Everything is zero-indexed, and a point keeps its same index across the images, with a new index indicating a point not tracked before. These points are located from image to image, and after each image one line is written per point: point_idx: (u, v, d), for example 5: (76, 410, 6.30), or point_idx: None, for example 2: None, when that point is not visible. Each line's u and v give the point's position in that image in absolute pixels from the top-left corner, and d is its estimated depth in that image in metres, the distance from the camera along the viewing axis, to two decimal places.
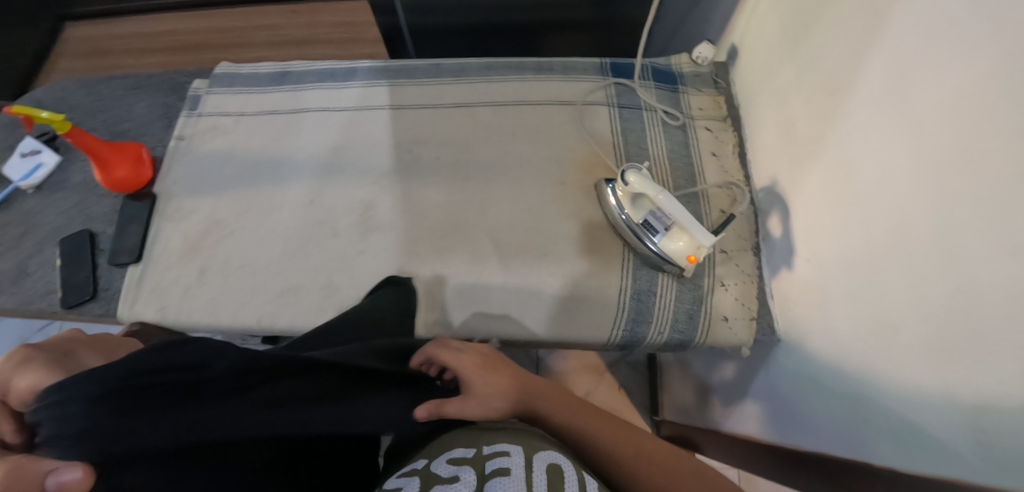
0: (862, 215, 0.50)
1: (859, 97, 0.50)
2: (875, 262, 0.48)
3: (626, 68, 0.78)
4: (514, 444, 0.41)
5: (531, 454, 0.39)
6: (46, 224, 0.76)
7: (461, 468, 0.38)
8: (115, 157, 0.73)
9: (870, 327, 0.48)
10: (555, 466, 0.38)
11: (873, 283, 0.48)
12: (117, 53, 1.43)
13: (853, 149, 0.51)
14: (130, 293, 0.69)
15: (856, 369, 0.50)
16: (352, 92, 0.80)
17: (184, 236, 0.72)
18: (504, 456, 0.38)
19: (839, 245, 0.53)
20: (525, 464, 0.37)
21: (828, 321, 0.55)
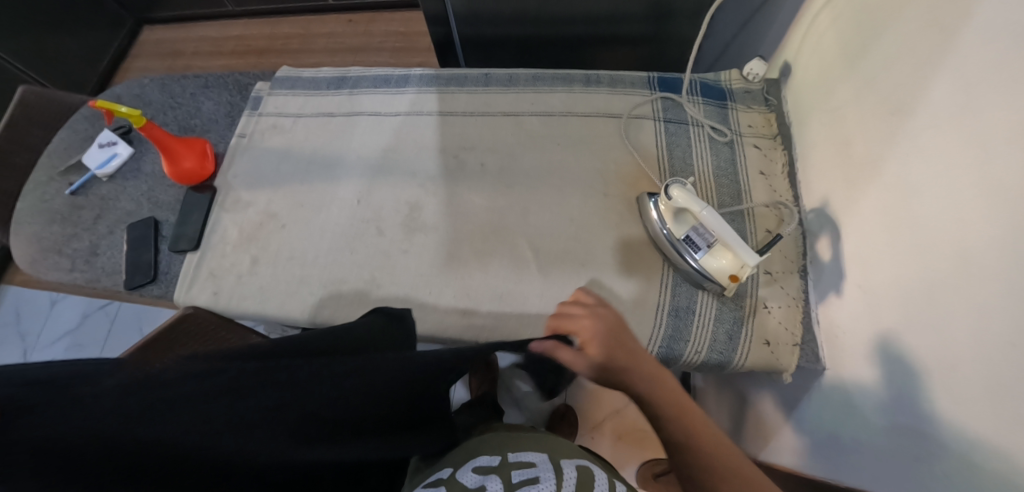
0: (920, 241, 0.48)
1: (920, 118, 0.49)
2: (934, 293, 0.46)
3: (674, 83, 0.78)
4: (541, 455, 0.49)
5: (558, 461, 0.48)
6: (118, 209, 0.82)
7: (490, 477, 0.45)
8: (182, 150, 0.78)
9: (928, 362, 0.46)
10: (582, 471, 0.47)
11: (930, 312, 0.46)
12: (189, 55, 1.54)
13: (911, 175, 0.49)
14: (187, 279, 0.73)
15: (909, 403, 0.48)
16: (404, 98, 0.83)
17: (240, 227, 0.76)
18: (533, 466, 0.46)
19: (896, 274, 0.51)
20: (554, 471, 0.46)
21: (882, 355, 0.52)
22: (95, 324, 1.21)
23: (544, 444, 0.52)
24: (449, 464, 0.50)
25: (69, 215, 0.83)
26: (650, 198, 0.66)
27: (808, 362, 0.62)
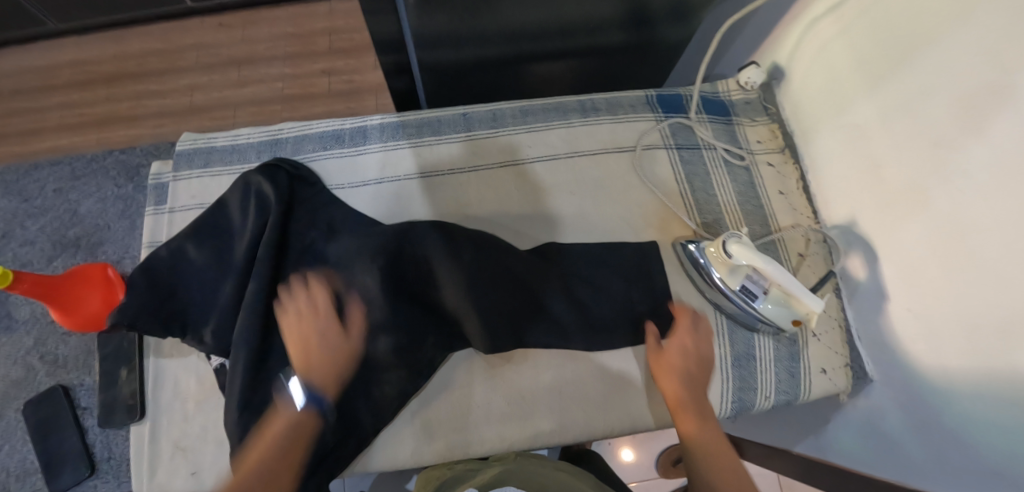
0: (979, 278, 0.47)
1: (976, 152, 0.47)
2: (975, 332, 0.47)
3: (674, 100, 0.72)
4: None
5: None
6: (1, 384, 0.65)
7: None
8: (81, 289, 0.59)
9: (982, 398, 0.47)
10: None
11: (987, 349, 0.46)
12: (3, 95, 1.13)
13: (962, 210, 0.48)
14: (144, 461, 0.56)
15: (963, 424, 0.49)
16: (371, 160, 0.67)
17: (197, 375, 0.59)
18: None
19: (945, 305, 0.51)
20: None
21: (932, 382, 0.53)
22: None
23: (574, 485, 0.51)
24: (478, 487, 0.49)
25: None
26: (693, 245, 0.63)
27: (856, 377, 0.63)
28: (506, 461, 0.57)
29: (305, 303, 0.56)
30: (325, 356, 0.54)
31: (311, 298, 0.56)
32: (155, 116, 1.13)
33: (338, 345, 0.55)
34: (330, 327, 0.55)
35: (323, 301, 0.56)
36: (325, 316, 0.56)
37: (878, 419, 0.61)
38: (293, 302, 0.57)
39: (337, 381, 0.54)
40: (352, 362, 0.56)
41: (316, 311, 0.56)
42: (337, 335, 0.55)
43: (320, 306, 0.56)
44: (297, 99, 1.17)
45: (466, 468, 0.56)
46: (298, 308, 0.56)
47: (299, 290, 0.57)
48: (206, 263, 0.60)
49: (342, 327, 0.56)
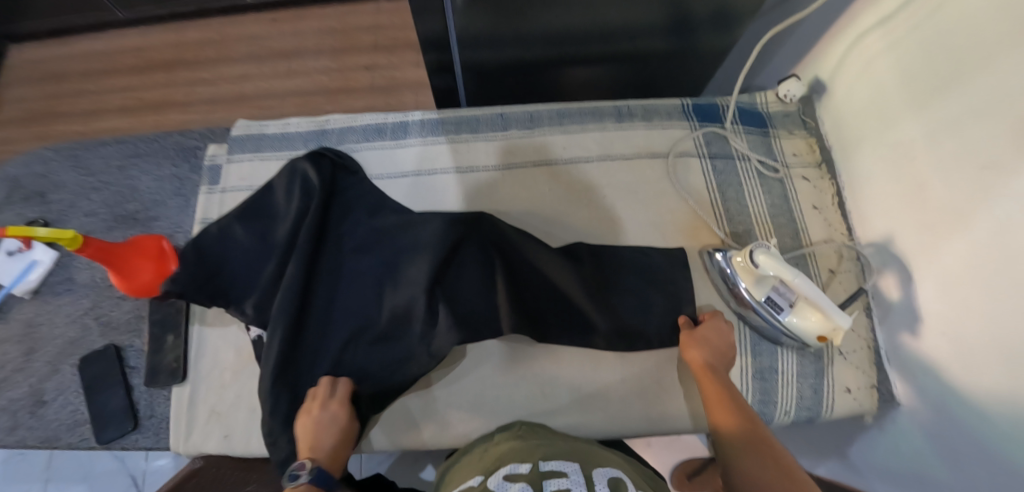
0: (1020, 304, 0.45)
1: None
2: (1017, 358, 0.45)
3: (711, 110, 0.72)
4: (569, 463, 0.46)
5: (589, 470, 0.45)
6: (55, 340, 0.68)
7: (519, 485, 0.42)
8: (137, 261, 0.63)
9: (1017, 429, 0.45)
10: (615, 480, 0.44)
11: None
12: (75, 78, 1.22)
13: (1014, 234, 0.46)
14: (182, 422, 0.60)
15: (995, 453, 0.47)
16: (409, 153, 0.70)
17: (236, 347, 0.63)
18: (563, 475, 0.43)
19: (989, 330, 0.49)
20: (589, 482, 0.43)
21: (966, 407, 0.51)
22: (30, 458, 0.95)
23: (571, 450, 0.50)
24: (484, 471, 0.48)
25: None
26: (720, 253, 0.63)
27: (883, 400, 0.62)
28: (512, 435, 0.56)
29: (318, 405, 0.55)
30: (333, 451, 0.54)
31: (326, 411, 0.55)
32: (206, 103, 1.20)
33: (345, 426, 0.55)
34: (337, 405, 0.56)
35: (324, 391, 0.56)
36: (339, 412, 0.55)
37: (905, 445, 0.59)
38: (303, 410, 0.56)
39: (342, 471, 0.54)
40: (351, 438, 0.56)
41: (326, 411, 0.55)
42: (344, 416, 0.55)
43: (335, 405, 0.55)
44: (339, 93, 1.21)
45: (473, 455, 0.55)
46: (308, 417, 0.55)
47: (310, 394, 0.57)
48: (248, 242, 0.64)
49: (349, 409, 0.56)
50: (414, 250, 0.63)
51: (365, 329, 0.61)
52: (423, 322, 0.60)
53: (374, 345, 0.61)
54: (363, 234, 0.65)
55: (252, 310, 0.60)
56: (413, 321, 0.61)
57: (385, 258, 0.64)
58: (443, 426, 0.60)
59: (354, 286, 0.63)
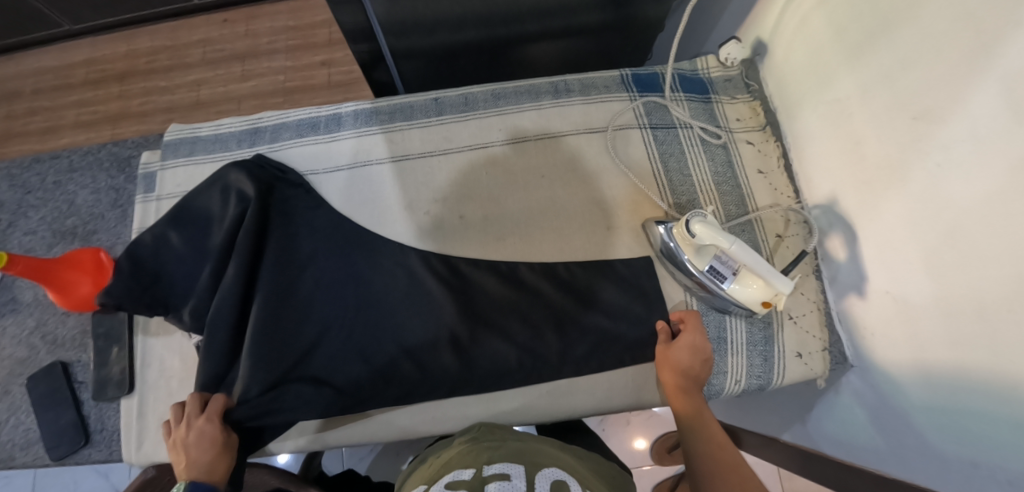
0: (954, 256, 0.43)
1: (949, 124, 0.42)
2: (961, 325, 0.43)
3: (650, 80, 0.71)
4: (515, 465, 0.39)
5: (534, 472, 0.38)
6: (3, 362, 0.69)
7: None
8: (71, 274, 0.63)
9: (961, 387, 0.43)
10: (560, 483, 0.37)
11: (965, 332, 0.42)
12: (27, 95, 1.21)
13: (949, 192, 0.43)
14: (132, 435, 0.60)
15: (938, 411, 0.46)
16: (343, 146, 0.69)
17: (181, 354, 0.62)
18: (505, 479, 0.36)
19: (927, 296, 0.46)
20: (531, 486, 0.35)
21: (910, 377, 0.49)
22: (12, 481, 0.94)
23: (526, 449, 0.43)
24: (428, 480, 0.41)
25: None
26: (662, 226, 0.61)
27: (835, 363, 0.60)
28: (469, 440, 0.49)
29: (183, 427, 0.54)
30: (212, 464, 0.53)
31: (189, 430, 0.54)
32: (162, 111, 1.18)
33: (216, 439, 0.54)
34: (206, 421, 0.54)
35: (191, 411, 0.55)
36: (207, 426, 0.54)
37: (857, 408, 0.58)
38: (174, 433, 0.55)
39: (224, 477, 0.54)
40: (232, 445, 0.56)
41: (193, 429, 0.54)
42: (213, 429, 0.54)
43: (201, 421, 0.54)
44: (297, 92, 1.19)
45: (428, 462, 0.48)
46: (178, 439, 0.54)
47: (177, 416, 0.56)
48: (185, 249, 0.63)
49: (219, 422, 0.55)
50: (368, 273, 0.63)
51: (314, 328, 0.61)
52: (364, 327, 0.61)
53: (319, 369, 0.59)
54: (316, 255, 0.64)
55: (189, 316, 0.61)
56: (366, 339, 0.61)
57: (338, 278, 0.63)
58: (390, 421, 0.61)
59: (294, 294, 0.62)
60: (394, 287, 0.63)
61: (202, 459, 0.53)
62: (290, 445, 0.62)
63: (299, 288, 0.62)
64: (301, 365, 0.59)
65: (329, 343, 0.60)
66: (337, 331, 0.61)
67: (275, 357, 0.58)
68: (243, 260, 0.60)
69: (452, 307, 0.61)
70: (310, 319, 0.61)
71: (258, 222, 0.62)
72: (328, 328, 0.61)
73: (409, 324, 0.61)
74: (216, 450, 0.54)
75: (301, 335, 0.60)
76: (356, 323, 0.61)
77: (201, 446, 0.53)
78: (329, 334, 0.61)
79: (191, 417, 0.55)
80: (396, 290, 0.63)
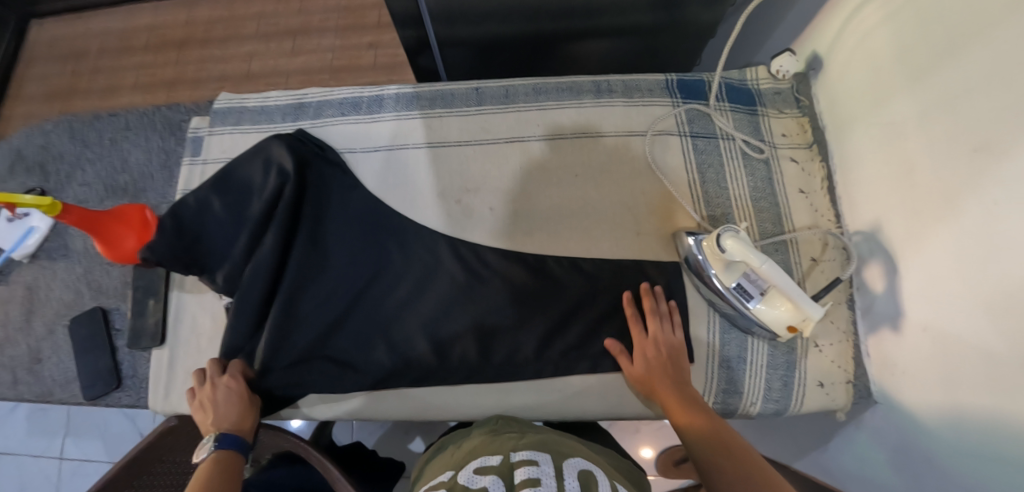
0: (1000, 300, 0.41)
1: (1010, 160, 0.40)
2: (996, 373, 0.41)
3: (696, 86, 0.69)
4: (542, 452, 0.40)
5: (561, 461, 0.38)
6: (51, 303, 0.73)
7: (488, 478, 0.36)
8: (118, 228, 0.65)
9: (993, 437, 0.41)
10: (586, 474, 0.37)
11: (1002, 380, 0.40)
12: (94, 54, 1.27)
13: (1003, 231, 0.41)
14: (160, 383, 0.63)
15: (966, 459, 0.44)
16: (382, 127, 0.70)
17: (211, 314, 0.65)
18: (533, 465, 0.37)
19: (963, 336, 0.45)
20: (558, 473, 0.36)
21: (937, 418, 0.47)
22: (50, 413, 1.00)
23: (550, 439, 0.44)
24: (454, 466, 0.42)
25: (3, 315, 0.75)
26: (692, 237, 0.60)
27: (860, 397, 0.58)
28: (489, 431, 0.50)
29: (209, 386, 0.58)
30: (239, 418, 0.56)
31: (217, 386, 0.57)
32: (214, 80, 1.22)
33: (243, 393, 0.58)
34: (232, 378, 0.58)
35: (214, 372, 0.59)
36: (233, 383, 0.58)
37: (877, 446, 0.56)
38: (198, 394, 0.58)
39: (252, 431, 0.57)
40: (256, 405, 0.59)
41: (220, 386, 0.58)
42: (239, 385, 0.58)
43: (227, 378, 0.58)
44: (343, 70, 1.21)
45: (449, 451, 0.49)
46: (203, 398, 0.58)
47: (196, 380, 0.59)
48: (223, 214, 0.65)
49: (243, 379, 0.59)
50: (394, 256, 0.65)
51: (341, 302, 0.63)
52: (386, 307, 0.63)
53: (339, 344, 0.62)
54: (346, 234, 0.65)
55: (222, 279, 0.63)
56: (389, 319, 0.63)
57: (364, 257, 0.64)
58: (401, 401, 0.63)
59: (322, 268, 0.64)
60: (416, 270, 0.64)
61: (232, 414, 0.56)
62: (299, 414, 0.64)
63: (328, 264, 0.64)
64: (323, 338, 0.62)
65: (351, 320, 0.63)
66: (361, 309, 0.63)
67: (302, 327, 0.62)
68: (278, 231, 0.63)
69: (472, 297, 0.62)
70: (337, 294, 0.63)
71: (297, 196, 0.64)
72: (352, 305, 0.63)
73: (428, 308, 0.63)
74: (245, 404, 0.57)
75: (328, 310, 0.63)
76: (379, 302, 0.63)
77: (231, 400, 0.57)
78: (352, 311, 0.63)
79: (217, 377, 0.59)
80: (419, 274, 0.64)
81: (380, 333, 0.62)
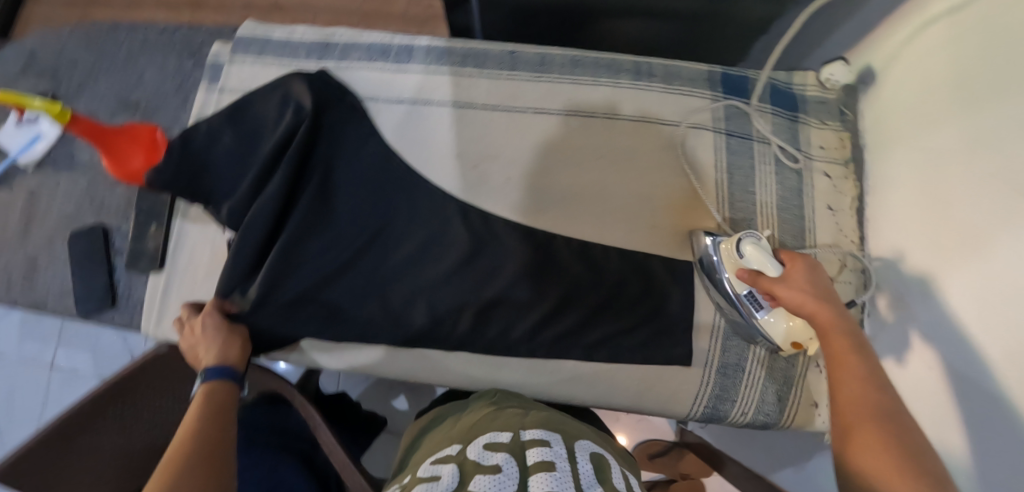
0: (1011, 351, 0.39)
1: None
2: (997, 420, 0.40)
3: (740, 83, 0.66)
4: (552, 432, 0.42)
5: (571, 443, 0.41)
6: (52, 213, 0.72)
7: (502, 456, 0.38)
8: (127, 145, 0.63)
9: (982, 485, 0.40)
10: (596, 457, 0.40)
11: (1001, 431, 0.39)
12: None
13: None
14: (154, 309, 0.63)
15: None
16: (408, 80, 0.67)
17: (211, 246, 0.64)
18: (545, 446, 0.39)
19: (969, 379, 0.43)
20: (570, 454, 0.39)
21: None
22: (44, 322, 1.01)
23: (555, 419, 0.46)
24: (462, 439, 0.42)
25: (6, 220, 0.74)
26: (710, 237, 0.57)
27: None
28: (490, 405, 0.50)
29: (189, 327, 0.58)
30: (224, 349, 0.56)
31: (196, 325, 0.57)
32: (239, 7, 1.18)
33: (222, 326, 0.57)
34: (208, 314, 0.58)
35: (191, 314, 0.59)
36: (210, 319, 0.58)
37: None
38: (183, 337, 0.58)
39: (241, 360, 0.57)
40: (241, 334, 0.59)
41: (198, 324, 0.57)
42: (216, 320, 0.58)
43: (203, 317, 0.58)
44: (373, 15, 1.16)
45: (447, 424, 0.48)
46: (188, 340, 0.58)
47: (180, 325, 0.60)
48: (234, 146, 0.63)
49: (219, 314, 0.58)
50: (403, 214, 0.63)
51: (343, 253, 0.62)
52: (389, 265, 0.62)
53: (335, 294, 0.61)
54: (357, 185, 0.63)
55: (226, 213, 0.61)
56: (391, 277, 0.61)
57: (372, 211, 0.63)
58: (391, 361, 0.62)
59: (327, 216, 0.62)
60: (422, 231, 0.62)
61: (217, 346, 0.56)
62: (291, 359, 0.64)
63: (333, 212, 0.63)
64: (321, 285, 0.61)
65: (352, 272, 0.62)
66: (363, 262, 0.62)
67: (300, 271, 0.61)
68: (286, 172, 0.61)
69: (478, 267, 0.61)
70: (343, 246, 0.62)
71: (313, 139, 0.63)
72: (355, 258, 0.62)
73: (431, 271, 0.61)
74: (224, 336, 0.57)
75: (329, 259, 0.62)
76: (382, 259, 0.62)
77: (214, 335, 0.56)
78: (353, 264, 0.62)
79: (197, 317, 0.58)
80: (426, 235, 0.62)
81: (378, 290, 0.61)
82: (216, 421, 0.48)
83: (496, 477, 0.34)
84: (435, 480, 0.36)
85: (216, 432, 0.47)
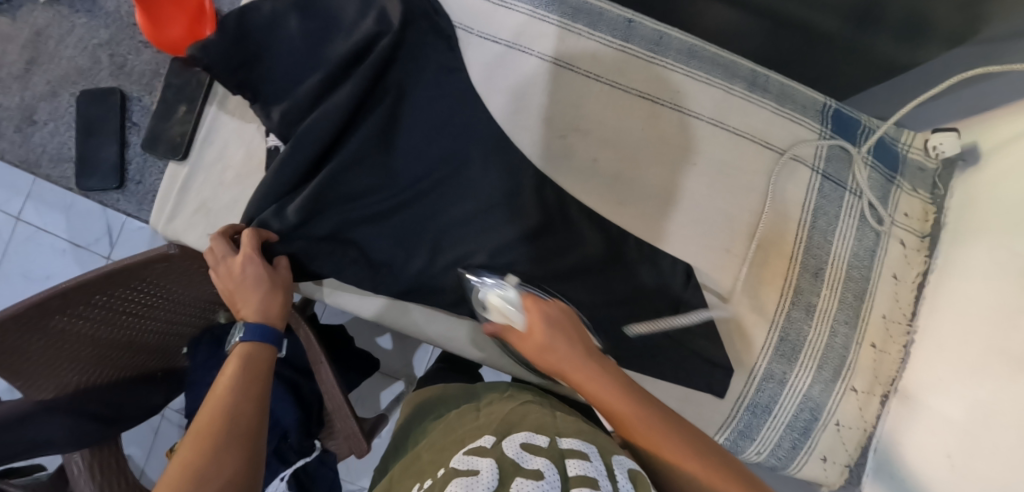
0: None
1: None
2: None
3: (851, 125, 0.62)
4: (590, 445, 0.37)
5: (610, 457, 0.36)
6: (64, 65, 0.73)
7: (536, 459, 0.33)
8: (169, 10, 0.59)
9: None
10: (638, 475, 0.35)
11: None
12: None
13: None
14: (168, 203, 0.56)
15: None
16: (511, 19, 0.59)
17: (248, 148, 0.57)
18: (585, 458, 0.34)
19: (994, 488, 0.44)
20: (610, 470, 0.33)
21: None
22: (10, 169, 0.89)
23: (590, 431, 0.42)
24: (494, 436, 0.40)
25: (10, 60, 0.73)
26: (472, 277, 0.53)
27: (850, 480, 0.61)
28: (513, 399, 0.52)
29: (223, 268, 0.49)
30: (268, 305, 0.49)
31: (234, 270, 0.49)
32: None
33: (265, 277, 0.50)
34: (247, 261, 0.49)
35: (224, 251, 0.50)
36: (249, 266, 0.49)
37: None
38: (217, 277, 0.50)
39: (283, 316, 0.50)
40: (284, 285, 0.52)
41: (235, 268, 0.49)
42: (258, 268, 0.49)
43: (241, 261, 0.49)
44: None
45: (471, 412, 0.51)
46: (223, 282, 0.50)
47: (210, 261, 0.50)
48: (299, 41, 0.54)
49: (259, 260, 0.50)
50: (471, 170, 0.56)
51: (397, 198, 0.55)
52: (444, 223, 0.56)
53: (377, 239, 0.55)
54: (428, 124, 0.56)
55: (277, 118, 0.53)
56: (445, 236, 0.56)
57: (438, 158, 0.56)
58: (417, 324, 0.59)
59: (387, 151, 0.55)
60: (488, 193, 0.57)
61: (260, 304, 0.49)
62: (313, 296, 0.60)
63: (396, 149, 0.56)
64: (366, 227, 0.55)
65: (401, 220, 0.56)
66: (417, 213, 0.56)
67: (346, 206, 0.54)
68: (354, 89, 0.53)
69: (537, 248, 0.57)
70: (400, 191, 0.56)
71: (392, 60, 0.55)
72: (411, 206, 0.56)
73: (488, 240, 0.56)
74: (266, 291, 0.49)
75: (380, 199, 0.55)
76: (439, 215, 0.56)
77: (256, 290, 0.49)
78: (405, 212, 0.56)
79: (231, 258, 0.49)
80: (491, 199, 0.56)
81: (428, 248, 0.56)
82: (255, 371, 0.46)
83: (538, 484, 0.29)
84: (472, 476, 0.30)
85: (257, 387, 0.45)
